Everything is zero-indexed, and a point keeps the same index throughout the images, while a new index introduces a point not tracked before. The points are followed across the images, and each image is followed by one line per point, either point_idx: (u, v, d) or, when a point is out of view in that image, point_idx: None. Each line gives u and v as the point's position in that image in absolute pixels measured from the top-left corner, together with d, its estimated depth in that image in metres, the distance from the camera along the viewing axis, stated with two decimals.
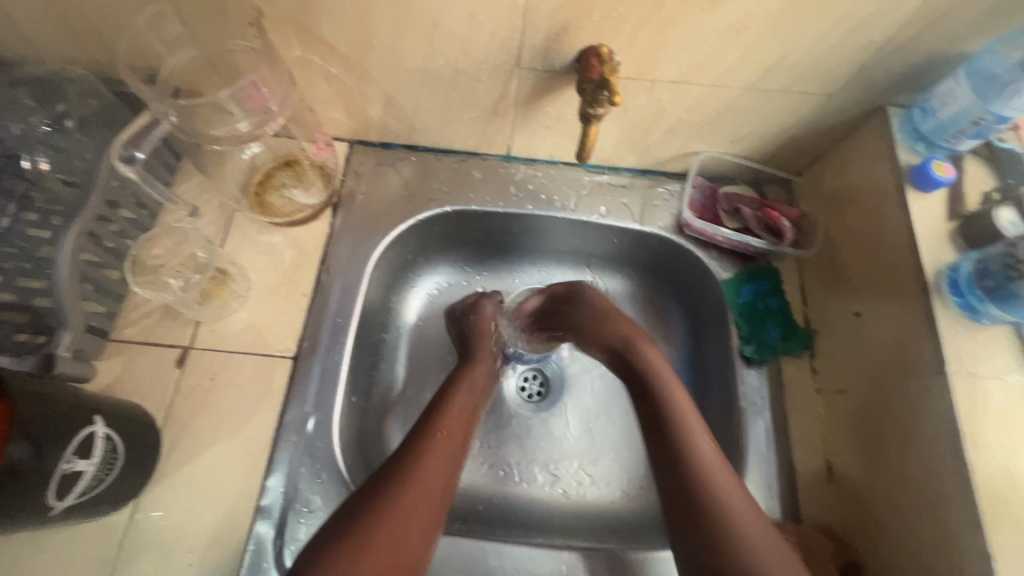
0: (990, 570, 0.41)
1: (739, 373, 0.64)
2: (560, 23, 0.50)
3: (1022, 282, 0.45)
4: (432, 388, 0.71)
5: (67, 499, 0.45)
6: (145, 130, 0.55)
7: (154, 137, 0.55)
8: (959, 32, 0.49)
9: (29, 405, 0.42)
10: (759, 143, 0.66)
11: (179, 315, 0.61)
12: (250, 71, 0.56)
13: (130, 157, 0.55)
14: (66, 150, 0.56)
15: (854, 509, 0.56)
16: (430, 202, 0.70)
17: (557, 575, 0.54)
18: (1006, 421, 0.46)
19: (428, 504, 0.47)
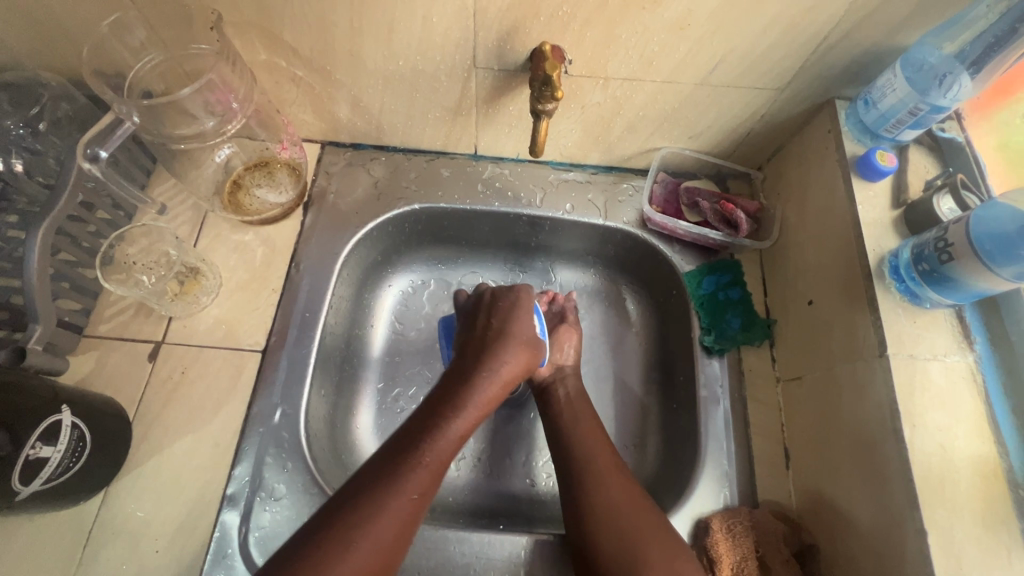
0: (925, 546, 0.42)
1: (699, 362, 0.65)
2: (510, 24, 0.52)
3: (954, 265, 0.46)
4: (404, 382, 0.73)
5: (33, 483, 0.46)
6: (109, 129, 0.55)
7: (117, 140, 0.54)
8: (894, 26, 0.50)
9: None
10: (717, 139, 0.68)
11: (152, 311, 0.63)
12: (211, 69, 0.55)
13: (95, 156, 0.54)
14: (40, 152, 0.58)
15: (808, 493, 0.57)
16: (399, 201, 0.72)
17: (515, 560, 0.55)
18: (943, 401, 0.47)
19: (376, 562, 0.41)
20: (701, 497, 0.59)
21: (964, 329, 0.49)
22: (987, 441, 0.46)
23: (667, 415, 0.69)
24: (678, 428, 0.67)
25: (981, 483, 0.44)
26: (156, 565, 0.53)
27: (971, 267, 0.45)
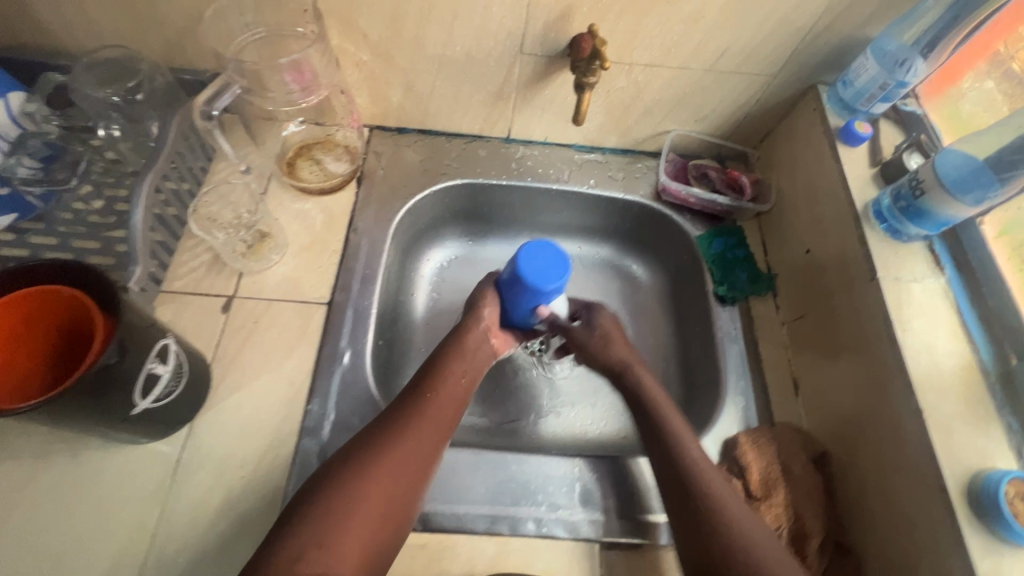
0: (921, 422, 0.52)
1: (715, 310, 0.74)
2: (557, 14, 0.63)
3: (925, 198, 0.57)
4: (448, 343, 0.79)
5: (147, 400, 0.51)
6: (216, 92, 0.66)
7: (224, 101, 0.65)
8: (865, 20, 0.63)
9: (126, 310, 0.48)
10: (720, 121, 0.79)
11: (224, 268, 0.68)
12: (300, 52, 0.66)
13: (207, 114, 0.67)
14: (135, 119, 0.68)
15: (818, 410, 0.66)
16: (442, 175, 0.80)
17: (571, 476, 0.62)
18: (924, 312, 0.57)
19: (392, 497, 0.50)
20: (726, 421, 0.67)
21: (936, 258, 0.60)
22: (964, 342, 0.56)
23: (687, 362, 0.78)
24: (699, 370, 0.75)
25: (962, 373, 0.54)
26: (241, 489, 0.57)
27: (939, 198, 0.56)
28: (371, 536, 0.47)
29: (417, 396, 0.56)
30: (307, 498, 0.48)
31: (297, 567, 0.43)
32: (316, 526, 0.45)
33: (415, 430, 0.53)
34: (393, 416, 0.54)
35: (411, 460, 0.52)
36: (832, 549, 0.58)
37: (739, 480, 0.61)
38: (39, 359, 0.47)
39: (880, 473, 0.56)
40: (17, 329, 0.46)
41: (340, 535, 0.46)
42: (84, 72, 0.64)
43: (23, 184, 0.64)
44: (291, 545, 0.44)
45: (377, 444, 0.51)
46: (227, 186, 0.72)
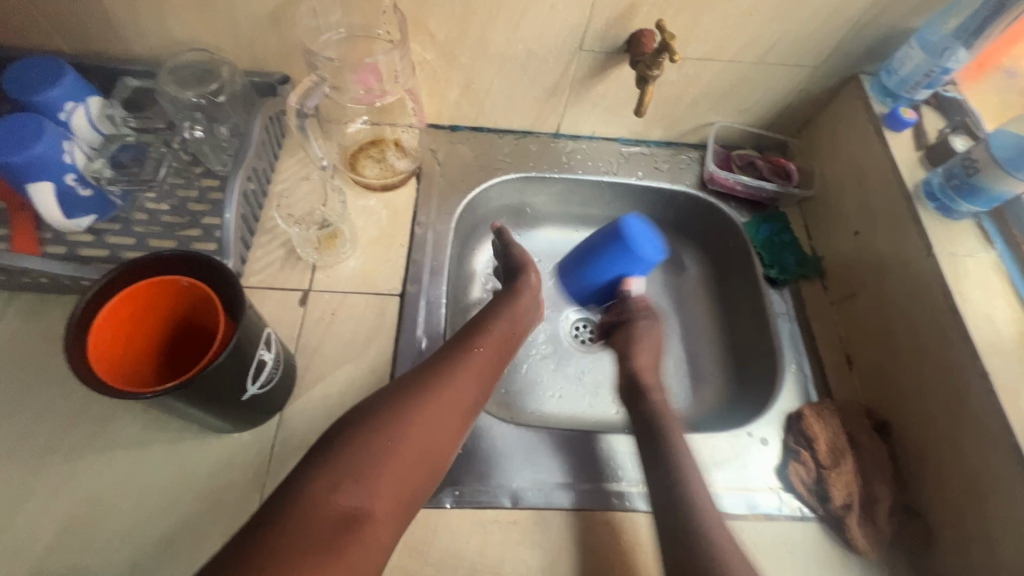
0: (988, 385, 0.55)
1: (766, 292, 0.77)
2: (620, 12, 0.66)
3: (980, 176, 0.60)
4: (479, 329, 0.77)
5: (255, 385, 0.53)
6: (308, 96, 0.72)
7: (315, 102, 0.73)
8: (909, 10, 0.66)
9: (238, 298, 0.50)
10: (762, 113, 0.83)
11: (298, 263, 0.70)
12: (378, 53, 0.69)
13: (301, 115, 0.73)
14: (217, 119, 0.70)
15: (874, 383, 0.69)
16: (497, 170, 0.83)
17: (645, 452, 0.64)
18: (981, 284, 0.61)
19: (432, 443, 0.52)
20: (787, 398, 0.70)
21: (986, 234, 0.64)
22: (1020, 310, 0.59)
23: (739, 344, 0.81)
24: (752, 352, 0.78)
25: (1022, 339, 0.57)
26: None
27: (994, 174, 0.60)
28: (406, 478, 0.49)
29: (455, 357, 0.58)
30: (342, 437, 0.49)
31: (333, 496, 0.44)
32: (354, 461, 0.47)
33: (450, 389, 0.55)
34: (433, 371, 0.57)
35: (446, 416, 0.54)
36: (901, 511, 0.61)
37: (807, 450, 0.64)
38: (154, 341, 0.49)
39: (946, 437, 0.59)
40: (138, 315, 0.47)
41: (378, 473, 0.47)
42: (171, 73, 0.67)
43: (109, 184, 0.67)
44: (328, 477, 0.45)
45: (418, 397, 0.53)
46: (306, 181, 0.75)
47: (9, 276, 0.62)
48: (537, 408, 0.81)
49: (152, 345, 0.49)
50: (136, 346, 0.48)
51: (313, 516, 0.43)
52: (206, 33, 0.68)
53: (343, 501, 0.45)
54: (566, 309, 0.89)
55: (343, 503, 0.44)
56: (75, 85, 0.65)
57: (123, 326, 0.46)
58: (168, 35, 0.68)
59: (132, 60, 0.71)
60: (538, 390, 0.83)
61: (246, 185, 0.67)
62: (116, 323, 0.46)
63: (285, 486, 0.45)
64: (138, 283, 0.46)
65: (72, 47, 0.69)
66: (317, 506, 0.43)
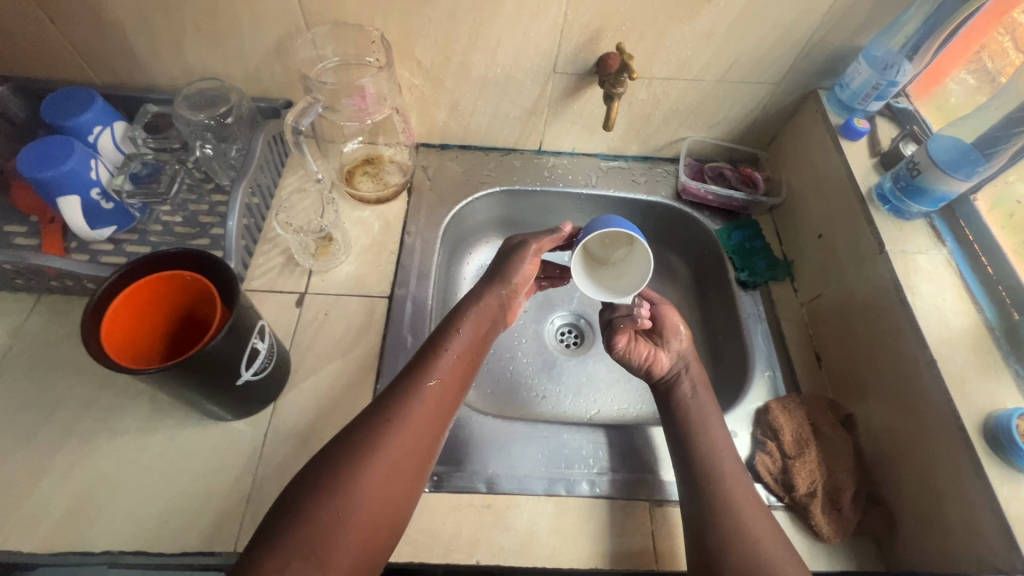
0: (936, 371, 0.58)
1: (738, 294, 0.81)
2: (587, 37, 0.73)
3: (922, 176, 0.64)
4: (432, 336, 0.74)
5: (249, 371, 0.58)
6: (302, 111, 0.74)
7: (310, 118, 0.74)
8: (855, 29, 0.72)
9: None
10: (730, 127, 0.88)
11: (296, 268, 0.77)
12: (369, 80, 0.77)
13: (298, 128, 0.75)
14: (227, 138, 0.78)
15: (840, 378, 0.71)
16: (482, 184, 0.89)
17: (616, 442, 0.68)
18: (932, 279, 0.64)
19: (383, 499, 0.53)
20: (756, 393, 0.72)
21: (937, 232, 0.67)
22: (969, 302, 0.62)
23: (715, 345, 0.84)
24: (726, 351, 0.81)
25: (970, 329, 0.60)
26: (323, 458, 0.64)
27: (935, 175, 0.63)
28: (363, 540, 0.51)
29: (400, 401, 0.58)
30: (292, 507, 0.51)
31: (285, 573, 0.47)
32: (303, 538, 0.49)
33: (396, 440, 0.56)
34: (377, 420, 0.57)
35: (398, 468, 0.55)
36: (865, 501, 0.63)
37: (773, 441, 0.67)
38: (161, 330, 0.55)
39: (904, 425, 0.62)
40: (148, 304, 0.53)
41: (325, 545, 0.49)
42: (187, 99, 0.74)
43: (128, 197, 0.73)
44: (276, 556, 0.47)
45: (359, 456, 0.54)
46: (302, 195, 0.82)
47: (39, 279, 0.69)
48: (520, 407, 0.85)
49: (159, 333, 0.55)
50: (145, 333, 0.54)
51: None
52: (219, 64, 0.76)
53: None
54: (551, 315, 0.95)
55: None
56: (103, 110, 0.73)
57: (134, 314, 0.52)
58: (185, 66, 0.76)
59: (153, 90, 0.80)
60: (522, 391, 0.87)
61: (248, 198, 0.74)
62: (126, 312, 0.52)
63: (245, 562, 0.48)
64: (148, 277, 0.52)
65: (103, 78, 0.78)
66: None
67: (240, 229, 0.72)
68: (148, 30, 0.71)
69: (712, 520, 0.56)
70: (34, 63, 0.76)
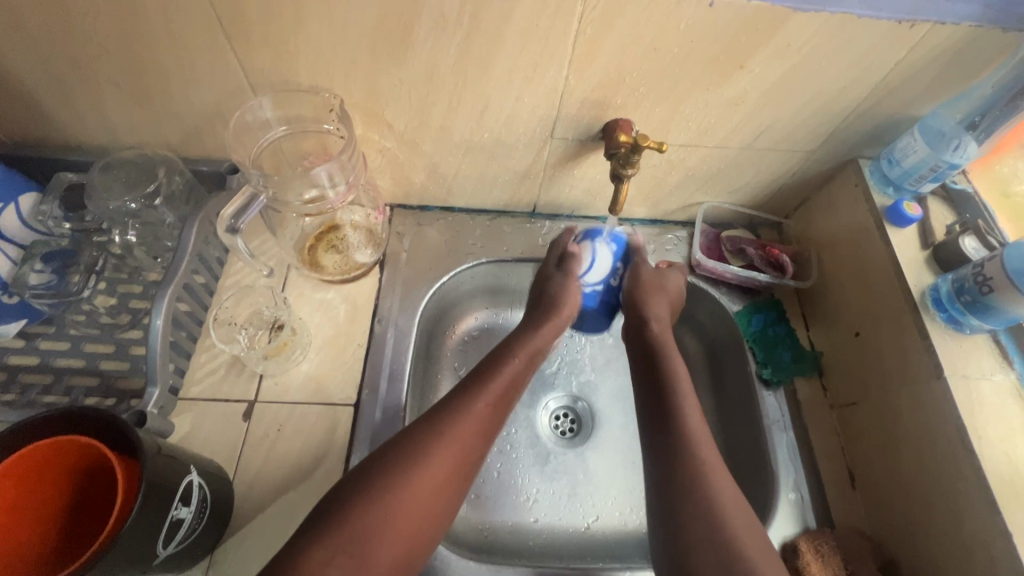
0: (1009, 543, 0.49)
1: (760, 394, 0.70)
2: (592, 103, 0.60)
3: (994, 295, 0.54)
4: (402, 398, 0.66)
5: (170, 546, 0.47)
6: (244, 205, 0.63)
7: (252, 213, 0.63)
8: (912, 98, 0.60)
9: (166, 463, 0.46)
10: (753, 193, 0.77)
11: (244, 370, 0.65)
12: (331, 147, 0.64)
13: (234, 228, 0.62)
14: (154, 223, 0.66)
15: (881, 510, 0.62)
16: (467, 256, 0.77)
17: None
18: (999, 416, 0.54)
19: (432, 499, 0.49)
20: (781, 523, 0.62)
21: (1003, 351, 0.57)
22: None
23: (728, 448, 0.73)
24: (741, 458, 0.71)
25: None
26: None
27: (1008, 295, 0.53)
28: (404, 544, 0.47)
29: (459, 407, 0.53)
30: (346, 496, 0.47)
31: (327, 568, 0.43)
32: (351, 533, 0.45)
33: (451, 443, 0.51)
34: (434, 419, 0.53)
35: (448, 476, 0.50)
36: None
37: None
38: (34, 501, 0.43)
39: None
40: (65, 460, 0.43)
41: (372, 543, 0.45)
42: (104, 177, 0.62)
43: (33, 296, 0.61)
44: (325, 546, 0.43)
45: (418, 449, 0.50)
46: (250, 291, 0.68)
47: None
48: (507, 517, 0.74)
49: (35, 498, 0.42)
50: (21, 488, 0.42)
51: None
52: (145, 125, 0.63)
53: (336, 573, 0.43)
54: (546, 397, 0.83)
55: (339, 573, 0.43)
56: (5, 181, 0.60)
57: (41, 457, 0.42)
58: (108, 126, 0.63)
59: (72, 149, 0.66)
60: (510, 495, 0.75)
61: (190, 279, 0.64)
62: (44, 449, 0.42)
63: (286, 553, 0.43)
64: (90, 437, 0.42)
65: (10, 137, 0.64)
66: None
67: (169, 337, 0.59)
68: (56, 88, 0.58)
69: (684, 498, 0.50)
70: None
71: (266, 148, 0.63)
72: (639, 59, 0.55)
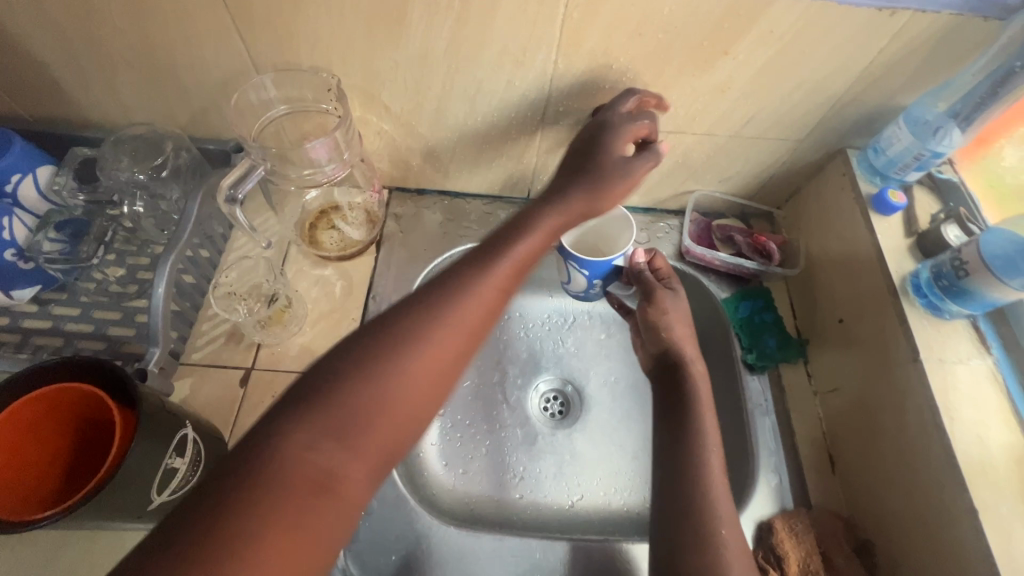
0: (975, 521, 0.49)
1: (744, 379, 0.71)
2: (581, 87, 0.62)
3: (970, 278, 0.55)
4: None
5: (164, 494, 0.50)
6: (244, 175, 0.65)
7: (250, 183, 0.64)
8: (897, 87, 0.61)
9: (166, 417, 0.49)
10: (744, 183, 0.78)
11: (243, 339, 0.68)
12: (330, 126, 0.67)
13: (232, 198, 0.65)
14: (160, 196, 0.70)
15: (857, 492, 0.62)
16: (461, 238, 0.79)
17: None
18: (973, 399, 0.55)
19: (420, 392, 0.44)
20: (757, 504, 0.63)
21: (980, 336, 0.58)
22: (1015, 430, 0.53)
23: None
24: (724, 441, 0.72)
25: (1015, 465, 0.51)
26: None
27: (986, 279, 0.54)
28: (389, 441, 0.42)
29: (450, 293, 0.47)
30: (323, 379, 0.42)
31: (308, 452, 0.38)
32: (332, 416, 0.40)
33: (445, 331, 0.46)
34: (427, 303, 0.46)
35: (440, 363, 0.45)
36: None
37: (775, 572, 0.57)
38: (28, 430, 0.45)
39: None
40: (72, 441, 0.47)
41: (358, 439, 0.40)
42: (111, 151, 0.67)
43: (48, 263, 0.65)
44: (306, 429, 0.39)
45: (403, 346, 0.44)
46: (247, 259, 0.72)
47: None
48: (493, 491, 0.76)
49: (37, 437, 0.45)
50: (47, 413, 0.46)
51: (283, 474, 0.37)
52: (154, 103, 0.66)
53: (320, 459, 0.38)
54: (536, 379, 0.85)
55: (320, 462, 0.38)
56: (24, 155, 0.64)
57: (84, 400, 0.46)
58: (122, 105, 0.66)
59: (87, 126, 0.70)
60: (497, 471, 0.77)
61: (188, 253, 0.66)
62: (92, 422, 0.47)
63: (262, 431, 0.39)
64: (95, 387, 0.46)
65: (29, 114, 0.68)
66: (287, 464, 0.37)
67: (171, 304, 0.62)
68: (72, 69, 0.61)
69: (687, 532, 0.52)
70: None
71: (270, 126, 0.66)
72: (625, 44, 0.57)
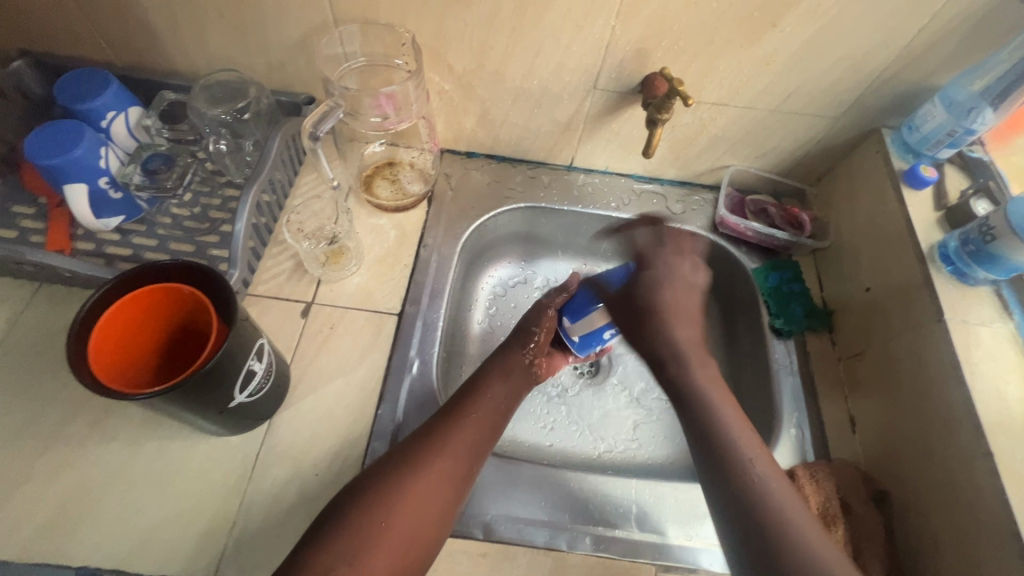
0: (991, 464, 0.53)
1: (770, 342, 0.75)
2: (633, 55, 0.67)
3: (996, 244, 0.59)
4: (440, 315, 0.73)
5: (242, 394, 0.55)
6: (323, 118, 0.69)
7: (329, 125, 0.69)
8: (934, 66, 0.65)
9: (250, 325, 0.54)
10: (779, 160, 0.82)
11: (304, 275, 0.73)
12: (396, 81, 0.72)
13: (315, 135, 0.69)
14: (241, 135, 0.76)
15: (875, 448, 0.66)
16: (506, 199, 0.84)
17: (627, 511, 0.63)
18: (994, 356, 0.58)
19: (426, 503, 0.51)
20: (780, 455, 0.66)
21: (1002, 303, 0.62)
22: None
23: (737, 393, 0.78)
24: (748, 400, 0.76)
25: None
26: (315, 485, 0.61)
27: (1011, 244, 0.58)
28: (398, 556, 0.48)
29: (446, 426, 0.56)
30: (333, 520, 0.48)
31: None
32: (347, 544, 0.46)
33: (443, 457, 0.54)
34: (424, 440, 0.55)
35: (438, 480, 0.52)
36: None
37: None
38: (138, 316, 0.51)
39: (943, 519, 0.56)
40: (148, 352, 0.53)
41: (370, 552, 0.46)
42: (202, 92, 0.72)
43: (138, 189, 0.71)
44: (323, 556, 0.45)
45: (405, 466, 0.52)
46: (317, 200, 0.78)
47: (42, 270, 0.67)
48: (523, 437, 0.80)
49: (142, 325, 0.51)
50: (154, 306, 0.51)
51: None
52: (237, 53, 0.72)
53: None
54: None
55: None
56: (118, 95, 0.70)
57: (184, 299, 0.52)
58: (209, 55, 0.72)
59: (174, 75, 0.76)
60: (528, 420, 0.81)
61: (260, 196, 0.70)
62: (170, 346, 0.54)
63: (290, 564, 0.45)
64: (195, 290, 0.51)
65: (122, 60, 0.74)
66: None
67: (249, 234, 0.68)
68: (168, 17, 0.67)
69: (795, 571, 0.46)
70: (52, 39, 0.72)
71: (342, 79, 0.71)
72: (680, 13, 0.61)
